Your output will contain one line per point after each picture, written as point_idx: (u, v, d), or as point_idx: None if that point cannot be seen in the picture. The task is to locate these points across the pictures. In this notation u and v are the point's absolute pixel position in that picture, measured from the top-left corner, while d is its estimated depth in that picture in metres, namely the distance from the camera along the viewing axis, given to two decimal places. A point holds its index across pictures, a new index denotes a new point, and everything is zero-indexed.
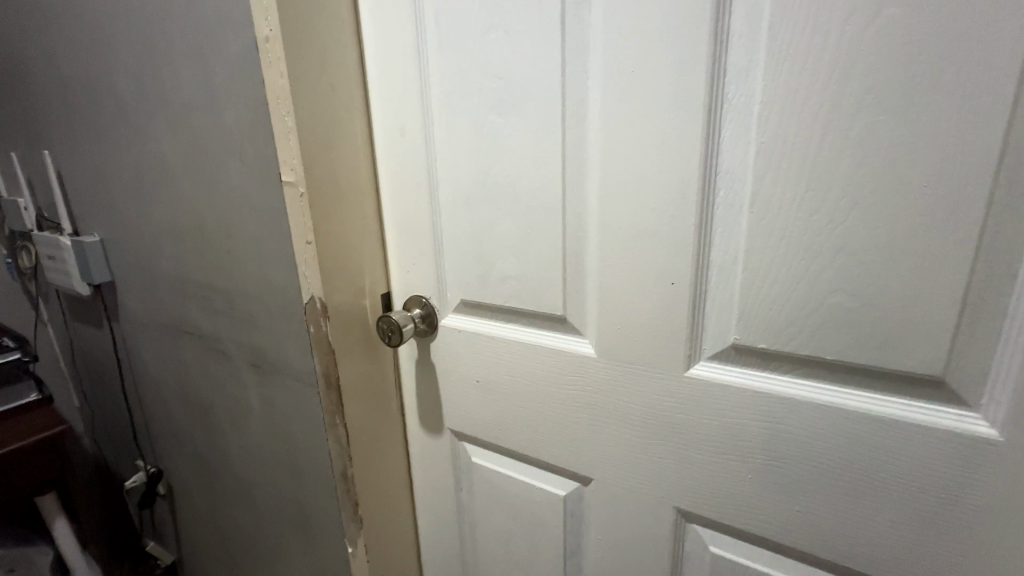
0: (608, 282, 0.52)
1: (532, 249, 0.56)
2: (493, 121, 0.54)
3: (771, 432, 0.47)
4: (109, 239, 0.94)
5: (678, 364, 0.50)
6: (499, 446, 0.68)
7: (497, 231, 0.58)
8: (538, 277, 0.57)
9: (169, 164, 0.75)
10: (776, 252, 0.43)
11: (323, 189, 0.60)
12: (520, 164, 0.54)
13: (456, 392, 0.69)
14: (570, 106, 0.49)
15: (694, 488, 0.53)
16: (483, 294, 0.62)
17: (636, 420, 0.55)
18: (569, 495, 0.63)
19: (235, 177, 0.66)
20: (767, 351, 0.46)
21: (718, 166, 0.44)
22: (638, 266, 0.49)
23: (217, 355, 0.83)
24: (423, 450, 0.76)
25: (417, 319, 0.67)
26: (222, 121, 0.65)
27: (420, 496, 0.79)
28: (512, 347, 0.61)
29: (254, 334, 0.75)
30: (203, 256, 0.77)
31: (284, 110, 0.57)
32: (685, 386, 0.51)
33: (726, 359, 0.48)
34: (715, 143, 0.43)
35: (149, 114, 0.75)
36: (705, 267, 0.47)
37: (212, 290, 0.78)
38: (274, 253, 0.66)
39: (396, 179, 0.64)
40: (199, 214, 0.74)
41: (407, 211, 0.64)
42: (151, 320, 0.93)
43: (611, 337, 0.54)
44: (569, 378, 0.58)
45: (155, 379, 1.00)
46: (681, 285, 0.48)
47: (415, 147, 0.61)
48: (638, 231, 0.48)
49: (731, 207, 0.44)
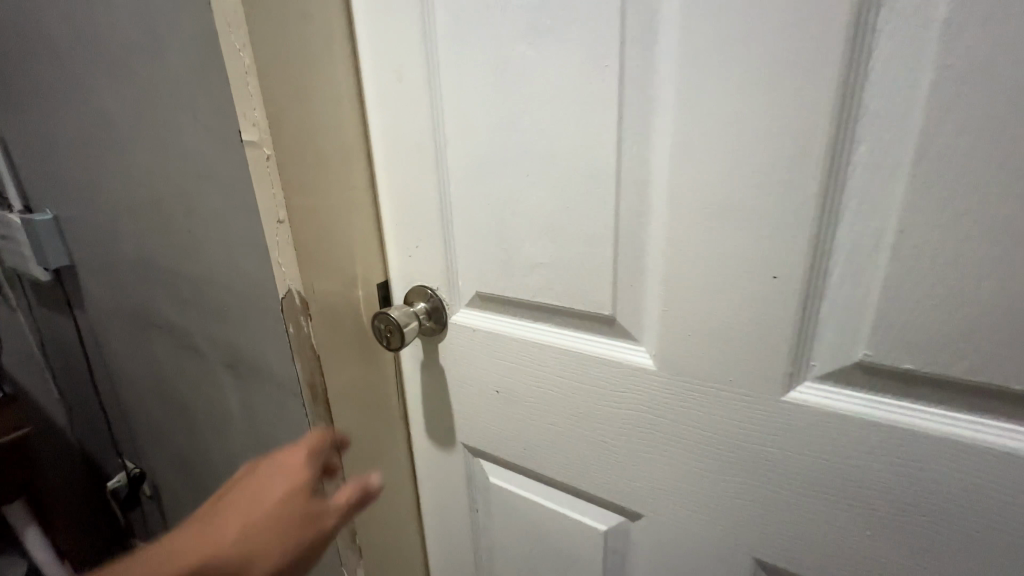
0: (676, 274, 0.39)
1: (572, 231, 0.42)
2: (520, 54, 0.40)
3: (902, 480, 0.35)
4: (63, 216, 0.81)
5: (773, 386, 0.38)
6: (523, 467, 0.56)
7: (524, 205, 0.44)
8: (579, 267, 0.43)
9: (118, 126, 0.61)
10: (945, 237, 0.29)
11: (296, 151, 0.47)
12: (558, 114, 0.40)
13: (472, 403, 0.57)
14: (631, 29, 0.35)
15: (782, 536, 0.42)
16: (504, 288, 0.49)
17: (707, 450, 0.43)
18: (611, 528, 0.52)
19: (189, 135, 0.52)
20: (910, 375, 0.33)
21: (862, 106, 0.30)
22: (722, 252, 0.36)
23: (190, 355, 0.71)
24: (431, 466, 0.64)
25: (422, 314, 0.54)
26: (170, 67, 0.50)
27: (429, 516, 0.68)
28: (541, 353, 0.49)
29: (227, 333, 0.62)
30: (164, 235, 0.64)
31: (238, 42, 0.42)
32: (781, 413, 0.38)
33: (843, 382, 0.35)
34: (862, 72, 0.29)
35: (87, 62, 0.60)
36: (827, 254, 0.33)
37: (178, 280, 0.65)
38: (241, 236, 0.52)
39: (391, 136, 0.50)
40: (153, 183, 0.60)
41: (407, 179, 0.50)
42: (117, 309, 0.81)
43: (677, 347, 0.41)
44: (617, 395, 0.45)
45: (128, 374, 0.88)
46: (789, 277, 0.34)
47: (415, 95, 0.46)
48: (728, 204, 0.35)
49: (878, 169, 0.30)
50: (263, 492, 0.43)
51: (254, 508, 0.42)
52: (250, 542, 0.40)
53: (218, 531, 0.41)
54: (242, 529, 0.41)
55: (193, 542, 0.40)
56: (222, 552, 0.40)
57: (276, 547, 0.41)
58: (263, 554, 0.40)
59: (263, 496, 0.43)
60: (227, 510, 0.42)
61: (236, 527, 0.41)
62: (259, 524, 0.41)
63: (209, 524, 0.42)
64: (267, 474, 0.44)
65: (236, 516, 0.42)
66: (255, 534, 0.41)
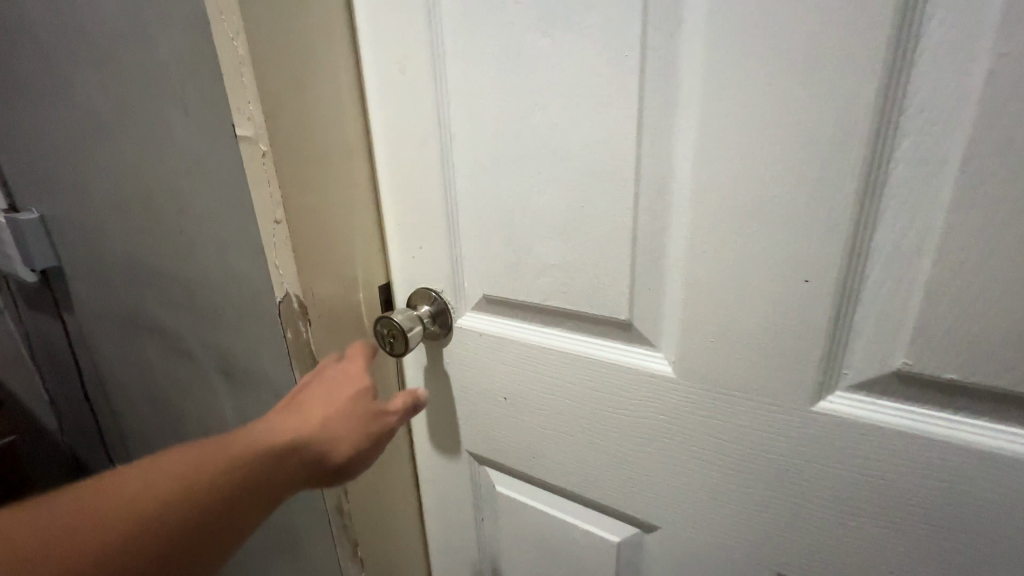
0: (698, 277, 0.36)
1: (587, 232, 0.40)
2: (532, 43, 0.37)
3: (939, 495, 0.33)
4: (49, 215, 0.78)
5: (801, 396, 0.36)
6: (531, 476, 0.54)
7: (535, 204, 0.42)
8: (593, 270, 0.41)
9: (104, 121, 0.58)
10: (996, 239, 0.27)
11: (294, 147, 0.44)
12: (573, 107, 0.37)
13: (478, 410, 0.54)
14: (654, 15, 0.33)
15: (806, 551, 0.40)
16: (513, 291, 0.46)
17: (728, 460, 0.41)
18: (624, 540, 0.50)
19: (179, 131, 0.49)
20: (950, 385, 0.31)
21: (906, 99, 0.28)
22: (748, 254, 0.34)
23: (183, 359, 0.68)
24: (435, 475, 0.62)
25: (426, 318, 0.52)
26: (158, 58, 0.47)
27: (433, 525, 0.66)
28: (552, 359, 0.47)
29: (220, 338, 0.60)
30: (154, 235, 0.61)
31: (232, 31, 0.39)
32: (809, 423, 0.36)
33: (877, 392, 0.34)
34: (907, 61, 0.27)
35: (70, 53, 0.57)
36: (864, 256, 0.31)
37: (169, 282, 0.62)
38: (234, 237, 0.49)
39: (393, 132, 0.47)
40: (143, 181, 0.58)
41: (411, 176, 0.48)
42: (106, 312, 0.78)
43: (697, 354, 0.39)
44: (632, 402, 0.43)
45: (119, 379, 0.85)
46: (822, 281, 0.32)
47: (419, 88, 0.44)
48: (757, 203, 0.33)
49: (922, 167, 0.28)
50: (333, 391, 0.46)
51: (333, 399, 0.46)
52: (337, 425, 0.45)
53: (305, 416, 0.44)
54: (330, 414, 0.45)
55: (283, 424, 0.43)
56: (315, 432, 0.44)
57: (357, 432, 0.46)
58: (348, 437, 0.46)
59: (340, 389, 0.47)
60: (306, 401, 0.46)
61: (325, 412, 0.45)
62: (343, 411, 0.46)
63: (289, 411, 0.45)
64: (336, 372, 0.48)
65: (321, 404, 0.46)
66: (341, 419, 0.46)
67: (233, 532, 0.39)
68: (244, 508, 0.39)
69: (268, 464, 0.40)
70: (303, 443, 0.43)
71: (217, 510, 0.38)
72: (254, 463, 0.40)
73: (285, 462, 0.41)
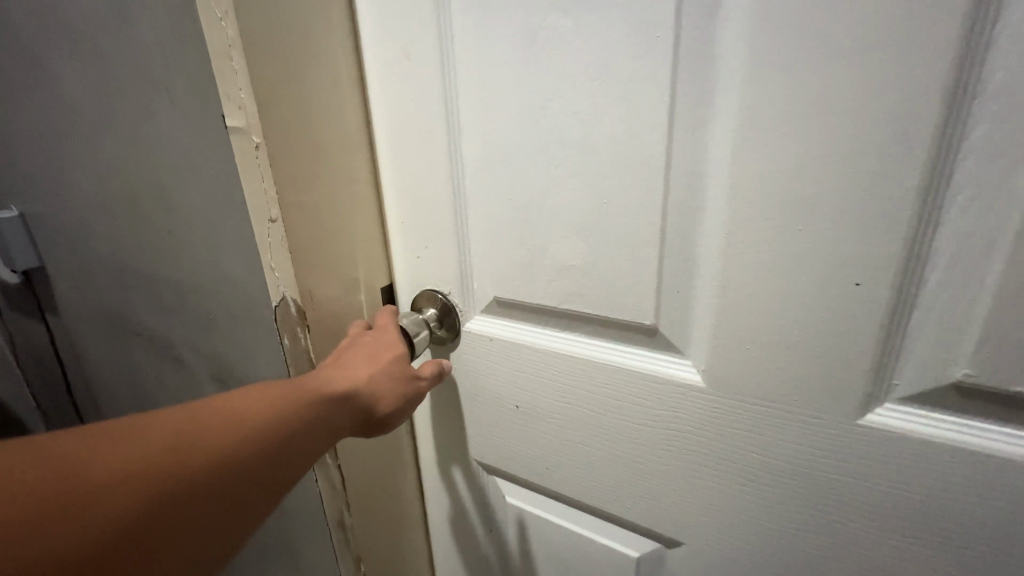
0: (734, 279, 0.34)
1: (610, 231, 0.37)
2: (551, 24, 0.34)
3: (999, 517, 0.31)
4: (30, 213, 0.74)
5: (845, 408, 0.33)
6: (545, 488, 0.51)
7: (553, 200, 0.39)
8: (616, 272, 0.38)
9: (83, 113, 0.54)
10: None
11: (291, 140, 0.41)
12: (598, 94, 0.34)
13: (488, 419, 0.51)
14: None
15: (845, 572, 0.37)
16: (528, 294, 0.43)
17: (762, 475, 0.38)
18: (643, 555, 0.47)
19: (164, 122, 0.45)
20: (1017, 399, 0.28)
21: (981, 83, 0.25)
22: (791, 255, 0.31)
23: (173, 366, 0.64)
24: (441, 485, 0.59)
25: (432, 322, 0.50)
26: (140, 43, 0.43)
27: (439, 537, 0.63)
28: (569, 365, 0.44)
29: (212, 343, 0.56)
30: (141, 234, 0.57)
31: (220, 9, 0.35)
32: (853, 437, 0.33)
33: (931, 404, 0.31)
34: (984, 38, 0.24)
35: (46, 39, 0.53)
36: (922, 257, 0.28)
37: (157, 284, 0.59)
38: (225, 237, 0.46)
39: (397, 123, 0.44)
40: (127, 177, 0.54)
41: (416, 171, 0.45)
42: (92, 315, 0.74)
43: (730, 362, 0.36)
44: (657, 412, 0.41)
45: (107, 384, 0.82)
46: (874, 285, 0.30)
47: (426, 75, 0.41)
48: (804, 200, 0.30)
49: (995, 159, 0.25)
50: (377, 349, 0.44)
51: (376, 358, 0.44)
52: (376, 386, 0.42)
53: (345, 373, 0.42)
54: (371, 374, 0.42)
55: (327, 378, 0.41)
56: (354, 389, 0.41)
57: (394, 396, 0.43)
58: (385, 399, 0.43)
59: (381, 351, 0.44)
60: (344, 361, 0.43)
61: (366, 371, 0.42)
62: (383, 372, 0.43)
63: (329, 368, 0.42)
64: (375, 336, 0.45)
65: (361, 364, 0.43)
66: (379, 381, 0.43)
67: (262, 488, 0.36)
68: (276, 464, 0.36)
69: (310, 417, 0.38)
70: (347, 398, 0.41)
71: (251, 462, 0.35)
72: (299, 414, 0.37)
73: (329, 416, 0.39)
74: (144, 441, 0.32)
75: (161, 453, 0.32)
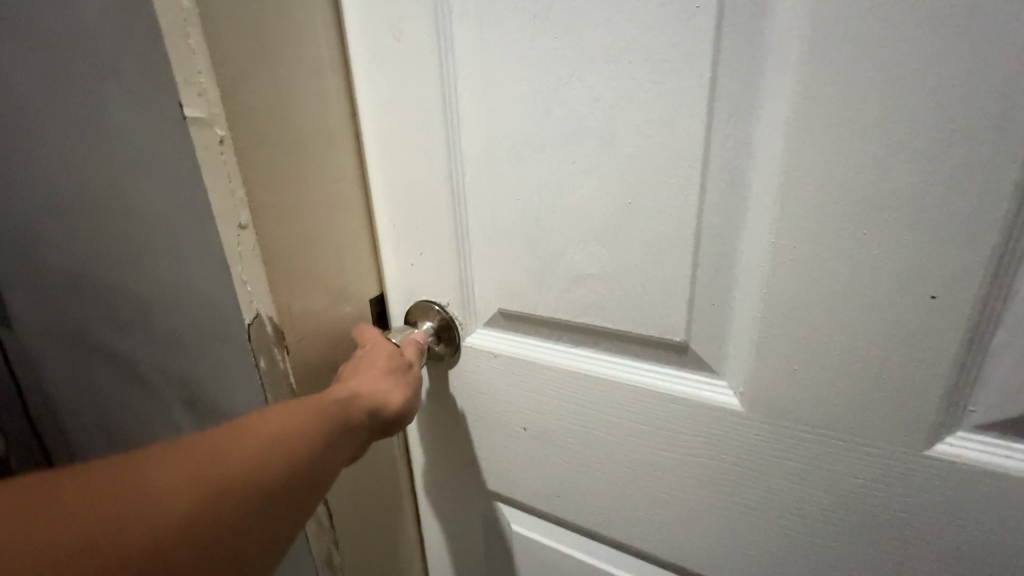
0: (781, 291, 0.29)
1: (636, 234, 0.32)
2: None
3: None
4: None
5: (909, 435, 0.29)
6: (555, 516, 0.47)
7: (568, 200, 0.34)
8: (642, 281, 0.33)
9: (20, 104, 0.47)
10: None
11: (263, 132, 0.35)
12: (624, 77, 0.29)
13: (492, 442, 0.47)
14: None
15: None
16: (538, 307, 0.39)
17: (807, 508, 0.34)
18: None
19: (113, 112, 0.39)
20: None
21: None
22: (852, 262, 0.27)
23: (137, 385, 0.58)
24: (440, 511, 0.54)
25: (429, 337, 0.44)
26: (83, 20, 0.37)
27: (437, 566, 0.58)
28: (585, 385, 0.39)
29: (179, 362, 0.50)
30: (95, 241, 0.51)
31: None
32: (918, 468, 0.29)
33: (1012, 434, 0.27)
34: None
35: None
36: (1013, 266, 0.24)
37: (117, 296, 0.52)
38: (189, 244, 0.40)
39: (387, 113, 0.39)
40: (77, 176, 0.47)
41: (409, 167, 0.39)
42: (48, 329, 0.67)
43: (774, 384, 0.32)
44: (687, 438, 0.36)
45: (67, 404, 0.74)
46: (953, 297, 0.26)
47: (419, 57, 0.35)
48: (871, 199, 0.26)
49: None
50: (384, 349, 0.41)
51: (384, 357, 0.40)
52: (392, 383, 0.39)
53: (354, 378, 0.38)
54: (383, 372, 0.39)
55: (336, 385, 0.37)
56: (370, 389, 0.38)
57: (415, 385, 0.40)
58: (406, 393, 0.39)
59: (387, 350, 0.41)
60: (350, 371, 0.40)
61: (376, 371, 0.39)
62: (397, 367, 0.40)
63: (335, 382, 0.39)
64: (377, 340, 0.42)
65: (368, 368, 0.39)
66: (396, 377, 0.40)
67: (291, 507, 0.31)
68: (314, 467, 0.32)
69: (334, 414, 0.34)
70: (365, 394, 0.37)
71: (274, 477, 0.30)
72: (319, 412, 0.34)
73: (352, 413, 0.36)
74: (146, 471, 0.27)
75: (169, 481, 0.27)
